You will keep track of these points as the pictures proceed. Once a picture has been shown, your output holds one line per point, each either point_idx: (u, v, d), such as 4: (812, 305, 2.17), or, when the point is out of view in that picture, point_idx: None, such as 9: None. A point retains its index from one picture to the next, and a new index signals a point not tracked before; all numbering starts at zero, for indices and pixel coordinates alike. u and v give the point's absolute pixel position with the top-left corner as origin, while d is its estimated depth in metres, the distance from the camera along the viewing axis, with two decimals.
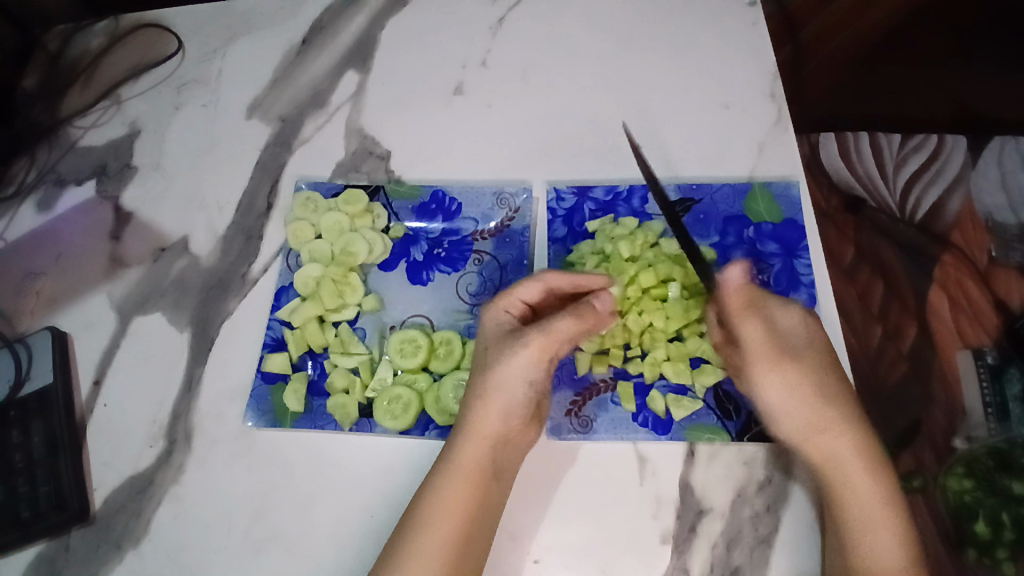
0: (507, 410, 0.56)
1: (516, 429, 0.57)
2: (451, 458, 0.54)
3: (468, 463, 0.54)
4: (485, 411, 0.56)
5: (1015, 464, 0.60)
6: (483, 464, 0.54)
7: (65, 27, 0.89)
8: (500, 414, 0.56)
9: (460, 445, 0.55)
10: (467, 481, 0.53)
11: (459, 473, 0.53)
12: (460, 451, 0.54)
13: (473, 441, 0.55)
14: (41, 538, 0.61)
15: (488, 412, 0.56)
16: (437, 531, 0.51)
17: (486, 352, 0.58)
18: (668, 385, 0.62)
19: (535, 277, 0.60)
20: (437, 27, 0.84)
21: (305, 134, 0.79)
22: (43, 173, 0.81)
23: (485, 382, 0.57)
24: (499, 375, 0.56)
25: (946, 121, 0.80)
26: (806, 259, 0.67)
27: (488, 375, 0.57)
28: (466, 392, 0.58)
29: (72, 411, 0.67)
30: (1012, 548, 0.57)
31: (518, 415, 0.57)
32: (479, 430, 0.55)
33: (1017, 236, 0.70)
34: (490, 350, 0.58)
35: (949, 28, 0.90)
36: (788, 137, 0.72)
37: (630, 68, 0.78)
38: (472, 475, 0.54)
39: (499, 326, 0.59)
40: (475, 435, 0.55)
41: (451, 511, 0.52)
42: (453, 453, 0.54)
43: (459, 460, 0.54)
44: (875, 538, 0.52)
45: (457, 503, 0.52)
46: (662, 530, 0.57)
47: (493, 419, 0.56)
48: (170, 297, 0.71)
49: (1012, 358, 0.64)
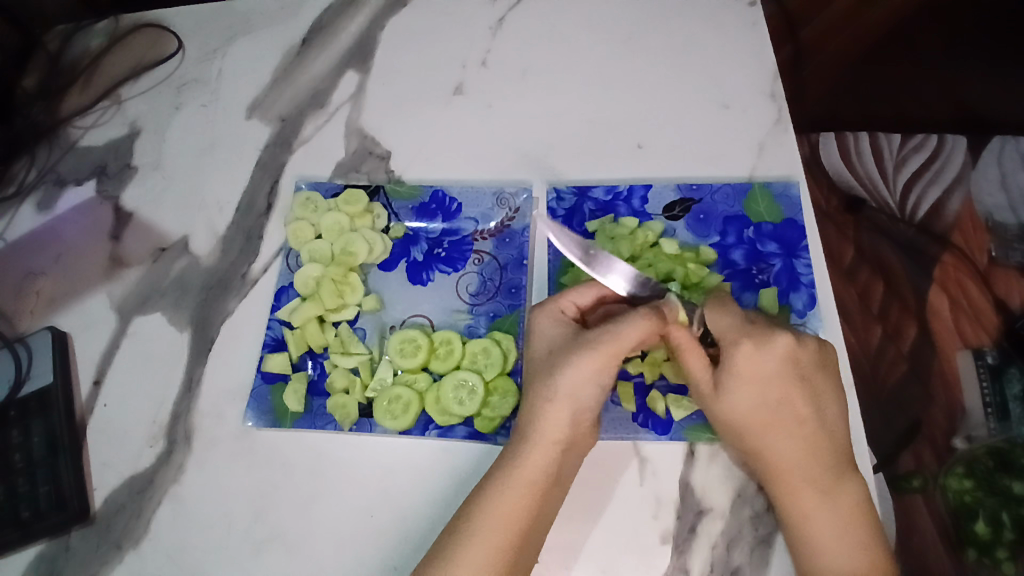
0: (578, 414, 0.55)
1: (583, 434, 0.56)
2: (516, 463, 0.53)
3: (535, 470, 0.52)
4: (554, 417, 0.54)
5: (1015, 463, 0.60)
6: (548, 471, 0.53)
7: (65, 28, 0.89)
8: (572, 417, 0.55)
9: (525, 450, 0.53)
10: (529, 489, 0.52)
11: (523, 481, 0.52)
12: (526, 457, 0.53)
13: (541, 446, 0.53)
14: (41, 538, 0.61)
15: (556, 418, 0.54)
16: (493, 539, 0.50)
17: (555, 354, 0.57)
18: (669, 385, 0.62)
19: (591, 283, 0.61)
20: (437, 27, 0.84)
21: (305, 134, 0.79)
22: (43, 173, 0.81)
23: (554, 387, 0.55)
24: (574, 377, 0.55)
25: (946, 122, 0.80)
26: (806, 259, 0.66)
27: (557, 380, 0.55)
28: (526, 398, 0.56)
29: (73, 411, 0.67)
30: (1012, 548, 0.57)
31: (587, 420, 0.56)
32: (547, 437, 0.54)
33: (1017, 236, 0.71)
34: (558, 354, 0.57)
35: (950, 28, 0.90)
36: (788, 138, 0.72)
37: (630, 68, 0.78)
38: (537, 482, 0.52)
39: (561, 332, 0.59)
40: (544, 444, 0.53)
41: (513, 520, 0.50)
42: (519, 459, 0.53)
43: (524, 467, 0.52)
44: (814, 552, 0.52)
45: (518, 511, 0.51)
46: (662, 530, 0.57)
47: (562, 426, 0.54)
48: (170, 297, 0.71)
49: (1012, 358, 0.65)
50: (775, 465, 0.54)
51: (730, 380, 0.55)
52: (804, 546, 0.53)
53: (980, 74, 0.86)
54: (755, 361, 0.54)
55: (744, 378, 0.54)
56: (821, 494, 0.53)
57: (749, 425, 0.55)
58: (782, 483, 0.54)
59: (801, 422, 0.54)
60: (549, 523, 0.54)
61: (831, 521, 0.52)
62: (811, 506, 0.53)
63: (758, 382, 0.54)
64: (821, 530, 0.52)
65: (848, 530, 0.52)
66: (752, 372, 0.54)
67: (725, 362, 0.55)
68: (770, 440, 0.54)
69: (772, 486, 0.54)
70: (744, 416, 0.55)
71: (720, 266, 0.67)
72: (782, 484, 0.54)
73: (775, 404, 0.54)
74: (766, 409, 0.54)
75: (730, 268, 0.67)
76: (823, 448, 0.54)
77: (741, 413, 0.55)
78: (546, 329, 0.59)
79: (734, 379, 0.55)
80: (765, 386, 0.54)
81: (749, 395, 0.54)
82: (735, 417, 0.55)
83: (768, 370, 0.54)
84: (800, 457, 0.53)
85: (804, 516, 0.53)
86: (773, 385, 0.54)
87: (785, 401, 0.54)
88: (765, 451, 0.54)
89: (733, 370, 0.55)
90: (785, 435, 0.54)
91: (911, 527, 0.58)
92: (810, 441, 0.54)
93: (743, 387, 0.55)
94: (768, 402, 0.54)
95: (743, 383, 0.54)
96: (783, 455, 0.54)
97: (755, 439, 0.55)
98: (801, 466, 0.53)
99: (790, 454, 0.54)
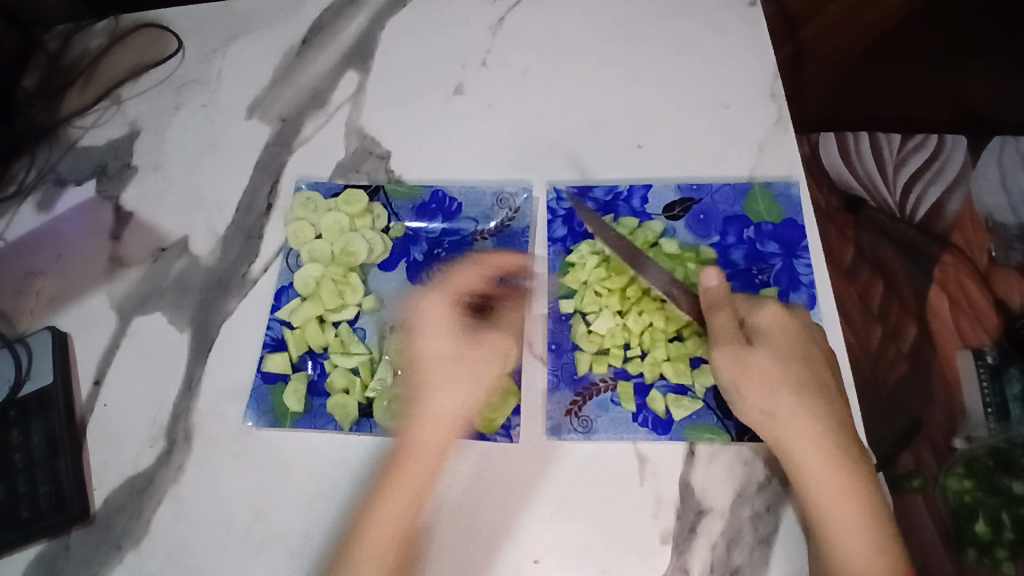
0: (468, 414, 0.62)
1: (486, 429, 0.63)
2: (399, 446, 0.61)
3: (414, 451, 0.60)
4: (416, 403, 0.62)
5: (1015, 463, 0.60)
6: (435, 454, 0.60)
7: (65, 28, 0.89)
8: (448, 419, 0.61)
9: (408, 433, 0.61)
10: (419, 482, 0.59)
11: (402, 461, 0.60)
12: (411, 440, 0.60)
13: (436, 443, 0.61)
14: (41, 538, 0.61)
15: (434, 402, 0.62)
16: (380, 528, 0.57)
17: (447, 356, 0.64)
18: (669, 385, 0.62)
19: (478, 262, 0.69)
20: (437, 27, 0.84)
21: (305, 134, 0.79)
22: (43, 173, 0.81)
23: (409, 373, 0.64)
24: (449, 378, 0.63)
25: (945, 122, 0.80)
26: (806, 259, 0.66)
27: (410, 363, 0.64)
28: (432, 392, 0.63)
29: (73, 411, 0.67)
30: (1012, 548, 0.57)
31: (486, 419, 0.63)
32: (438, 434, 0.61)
33: (1017, 236, 0.71)
34: (412, 339, 0.65)
35: (950, 28, 0.90)
36: (788, 138, 0.72)
37: (631, 68, 0.78)
38: (411, 464, 0.60)
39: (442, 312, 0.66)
40: (439, 440, 0.60)
41: (388, 503, 0.58)
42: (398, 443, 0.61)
43: (407, 450, 0.60)
44: (839, 531, 0.52)
45: (395, 494, 0.58)
46: (662, 530, 0.57)
47: (443, 409, 0.62)
48: (170, 297, 0.71)
49: (1012, 358, 0.65)
50: (806, 426, 0.54)
51: (764, 339, 0.57)
52: (834, 519, 0.52)
53: (980, 75, 0.86)
54: (786, 324, 0.58)
55: (777, 337, 0.57)
56: (853, 462, 0.53)
57: (781, 383, 0.55)
58: (815, 448, 0.53)
59: (826, 389, 0.56)
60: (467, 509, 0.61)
61: (864, 488, 0.53)
62: (843, 473, 0.53)
63: (787, 343, 0.57)
64: (851, 499, 0.52)
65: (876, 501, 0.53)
66: (781, 333, 0.57)
67: (757, 321, 0.58)
68: (802, 397, 0.55)
69: (800, 452, 0.54)
70: (777, 371, 0.56)
71: (721, 266, 0.67)
72: (814, 449, 0.53)
73: (804, 364, 0.56)
74: (797, 368, 0.56)
75: (730, 268, 0.67)
76: (844, 418, 0.55)
77: (774, 368, 0.56)
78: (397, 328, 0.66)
79: (768, 337, 0.57)
80: (796, 346, 0.57)
81: (784, 351, 0.56)
82: (765, 372, 0.56)
83: (797, 333, 0.57)
84: (827, 423, 0.54)
85: (833, 485, 0.53)
86: (800, 347, 0.57)
87: (810, 363, 0.56)
88: (796, 411, 0.55)
89: (766, 331, 0.57)
90: (816, 397, 0.55)
91: (911, 527, 0.58)
92: (831, 405, 0.55)
93: (777, 347, 0.57)
94: (796, 364, 0.56)
95: (775, 340, 0.57)
96: (816, 415, 0.54)
97: (785, 396, 0.55)
98: (828, 434, 0.54)
99: (820, 418, 0.54)
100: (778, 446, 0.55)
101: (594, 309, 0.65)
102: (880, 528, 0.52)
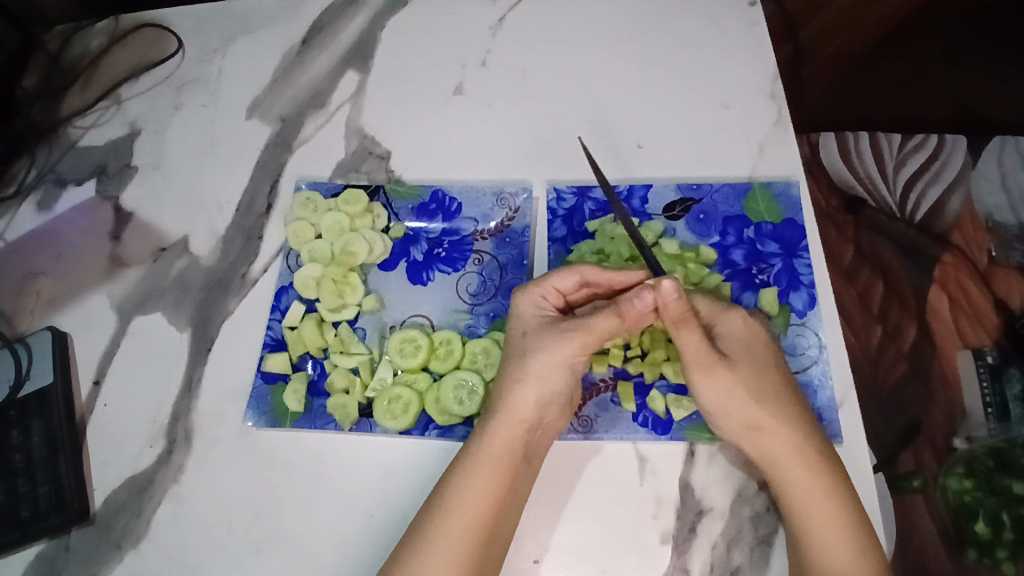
0: (547, 398, 0.57)
1: (552, 418, 0.57)
2: (483, 442, 0.55)
3: (501, 447, 0.54)
4: (521, 395, 0.56)
5: (1014, 463, 0.60)
6: (515, 448, 0.55)
7: (65, 28, 0.89)
8: (521, 417, 0.56)
9: (493, 427, 0.55)
10: (501, 463, 0.54)
11: (492, 456, 0.54)
12: (492, 434, 0.55)
13: (510, 424, 0.55)
14: (41, 538, 0.61)
15: (524, 397, 0.56)
16: (462, 517, 0.51)
17: (531, 332, 0.59)
18: (669, 385, 0.62)
19: (573, 269, 0.60)
20: (437, 27, 0.84)
21: (305, 133, 0.79)
22: (43, 173, 0.81)
23: (522, 370, 0.57)
24: (561, 351, 0.57)
25: (947, 122, 0.81)
26: (806, 259, 0.66)
27: (525, 364, 0.57)
28: (500, 373, 0.58)
29: (73, 411, 0.67)
30: (1012, 548, 0.57)
31: (556, 406, 0.57)
32: (514, 415, 0.56)
33: (1017, 235, 0.71)
34: (529, 337, 0.59)
35: (950, 28, 0.91)
36: (788, 138, 0.72)
37: (631, 68, 0.78)
38: (503, 459, 0.54)
39: (538, 315, 0.60)
40: (510, 419, 0.56)
41: (482, 496, 0.52)
42: (488, 436, 0.55)
43: (491, 444, 0.55)
44: (825, 541, 0.51)
45: (488, 488, 0.53)
46: (661, 530, 0.57)
47: (529, 404, 0.56)
48: (170, 297, 0.71)
49: (1012, 358, 0.65)
50: (789, 436, 0.54)
51: (738, 350, 0.57)
52: (818, 522, 0.52)
53: (979, 76, 0.86)
54: (754, 334, 0.58)
55: (747, 346, 0.58)
56: (829, 465, 0.53)
57: (762, 392, 0.56)
58: (795, 454, 0.54)
59: (791, 394, 0.57)
60: (521, 504, 0.54)
61: (842, 491, 0.52)
62: (824, 477, 0.53)
63: (755, 349, 0.58)
64: (832, 501, 0.52)
65: (856, 504, 0.52)
66: (750, 341, 0.58)
67: (724, 331, 0.59)
68: (781, 406, 0.56)
69: (780, 460, 0.54)
70: (756, 381, 0.56)
71: (721, 266, 0.67)
72: (794, 456, 0.54)
73: (774, 370, 0.57)
74: (765, 377, 0.57)
75: (730, 268, 0.66)
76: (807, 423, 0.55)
77: (754, 380, 0.56)
78: (528, 307, 0.60)
79: (738, 346, 0.58)
80: (768, 357, 0.58)
81: (758, 360, 0.57)
82: (746, 384, 0.56)
83: (763, 343, 0.58)
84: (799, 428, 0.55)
85: (818, 488, 0.52)
86: (767, 354, 0.58)
87: (777, 370, 0.57)
88: (778, 419, 0.55)
89: (735, 336, 0.58)
90: (785, 404, 0.56)
91: (912, 527, 0.57)
92: (798, 409, 0.56)
93: (749, 358, 0.57)
94: (773, 376, 0.57)
95: (747, 351, 0.58)
96: (793, 424, 0.55)
97: (766, 406, 0.55)
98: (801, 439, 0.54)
99: (795, 427, 0.55)
100: (756, 455, 0.55)
101: None
102: (864, 533, 0.52)
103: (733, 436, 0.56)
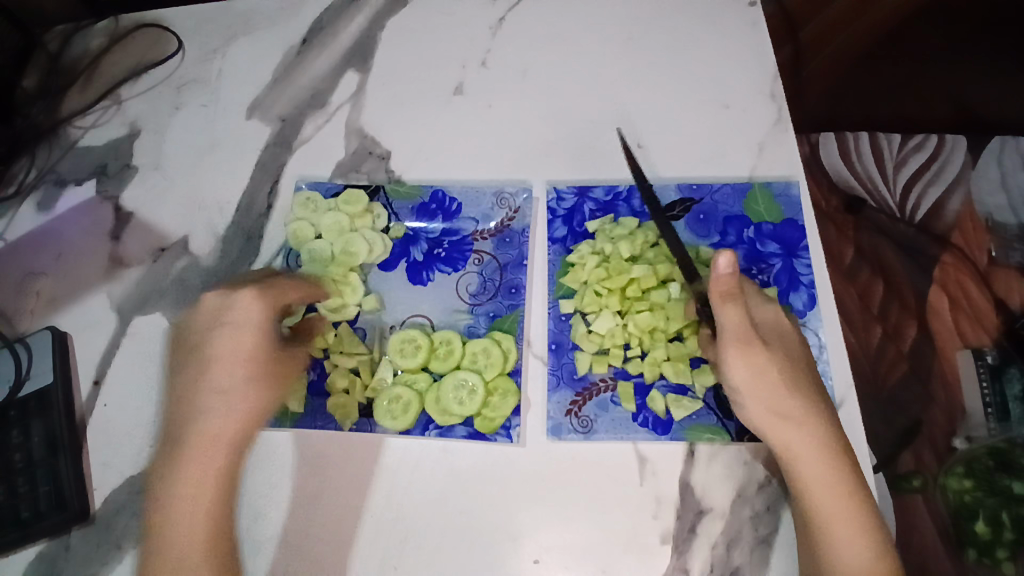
0: (234, 421, 0.58)
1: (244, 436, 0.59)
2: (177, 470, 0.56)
3: (192, 474, 0.56)
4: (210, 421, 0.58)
5: (1014, 463, 0.61)
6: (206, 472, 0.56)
7: (64, 27, 0.89)
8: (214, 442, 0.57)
9: (187, 455, 0.57)
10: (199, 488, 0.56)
11: (185, 482, 0.56)
12: (185, 463, 0.56)
13: (198, 451, 0.57)
14: (42, 538, 0.61)
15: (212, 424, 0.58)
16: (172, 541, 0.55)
17: (228, 355, 0.60)
18: (669, 385, 0.62)
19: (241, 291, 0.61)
20: (437, 27, 0.83)
21: (305, 133, 0.79)
22: (43, 173, 0.81)
23: (207, 398, 0.58)
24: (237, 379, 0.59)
25: (948, 121, 0.82)
26: (806, 259, 0.65)
27: (209, 393, 0.59)
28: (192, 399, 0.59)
29: (72, 411, 0.67)
30: (1012, 548, 0.58)
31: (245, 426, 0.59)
32: (201, 441, 0.57)
33: (1017, 236, 0.71)
34: (216, 363, 0.59)
35: (951, 26, 0.91)
36: (788, 137, 0.72)
37: (632, 67, 0.78)
38: (197, 485, 0.56)
39: (232, 338, 0.60)
40: (201, 444, 0.57)
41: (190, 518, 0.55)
42: (181, 463, 0.56)
43: (183, 472, 0.56)
44: (837, 541, 0.51)
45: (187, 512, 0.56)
46: (662, 530, 0.57)
47: (218, 430, 0.57)
48: (170, 297, 0.72)
49: (1012, 358, 0.65)
50: (818, 429, 0.54)
51: (774, 338, 0.57)
52: (834, 521, 0.52)
53: (979, 75, 0.87)
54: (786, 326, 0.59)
55: (783, 335, 0.58)
56: (847, 461, 0.53)
57: (786, 380, 0.55)
58: (822, 447, 0.53)
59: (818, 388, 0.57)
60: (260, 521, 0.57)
61: (860, 491, 0.52)
62: (844, 475, 0.53)
63: (787, 337, 0.58)
64: (847, 501, 0.52)
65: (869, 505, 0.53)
66: (780, 331, 0.58)
67: (761, 320, 0.58)
68: (809, 398, 0.55)
69: (802, 456, 0.53)
70: (790, 370, 0.56)
71: None
72: (819, 450, 0.53)
73: (802, 361, 0.57)
74: (792, 366, 0.56)
75: None
76: (827, 418, 0.55)
77: (785, 369, 0.55)
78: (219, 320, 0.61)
79: (772, 335, 0.57)
80: (800, 350, 0.58)
81: (789, 348, 0.57)
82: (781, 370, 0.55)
83: (793, 336, 0.58)
84: (827, 422, 0.55)
85: (839, 487, 0.52)
86: (794, 344, 0.58)
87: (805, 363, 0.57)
88: (807, 414, 0.54)
89: (768, 326, 0.58)
90: (813, 398, 0.55)
91: (912, 527, 0.58)
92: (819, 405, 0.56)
93: (778, 349, 0.57)
94: (803, 367, 0.57)
95: (782, 341, 0.57)
96: (817, 419, 0.54)
97: (797, 396, 0.55)
98: (824, 434, 0.54)
99: (818, 419, 0.54)
100: (779, 447, 0.54)
101: (594, 309, 0.65)
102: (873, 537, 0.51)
103: (759, 423, 0.55)
